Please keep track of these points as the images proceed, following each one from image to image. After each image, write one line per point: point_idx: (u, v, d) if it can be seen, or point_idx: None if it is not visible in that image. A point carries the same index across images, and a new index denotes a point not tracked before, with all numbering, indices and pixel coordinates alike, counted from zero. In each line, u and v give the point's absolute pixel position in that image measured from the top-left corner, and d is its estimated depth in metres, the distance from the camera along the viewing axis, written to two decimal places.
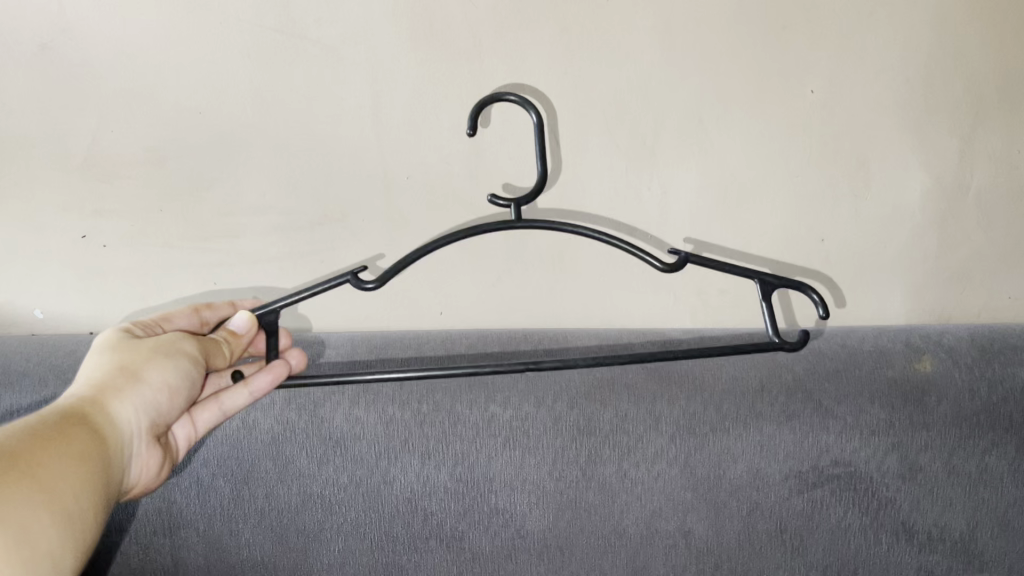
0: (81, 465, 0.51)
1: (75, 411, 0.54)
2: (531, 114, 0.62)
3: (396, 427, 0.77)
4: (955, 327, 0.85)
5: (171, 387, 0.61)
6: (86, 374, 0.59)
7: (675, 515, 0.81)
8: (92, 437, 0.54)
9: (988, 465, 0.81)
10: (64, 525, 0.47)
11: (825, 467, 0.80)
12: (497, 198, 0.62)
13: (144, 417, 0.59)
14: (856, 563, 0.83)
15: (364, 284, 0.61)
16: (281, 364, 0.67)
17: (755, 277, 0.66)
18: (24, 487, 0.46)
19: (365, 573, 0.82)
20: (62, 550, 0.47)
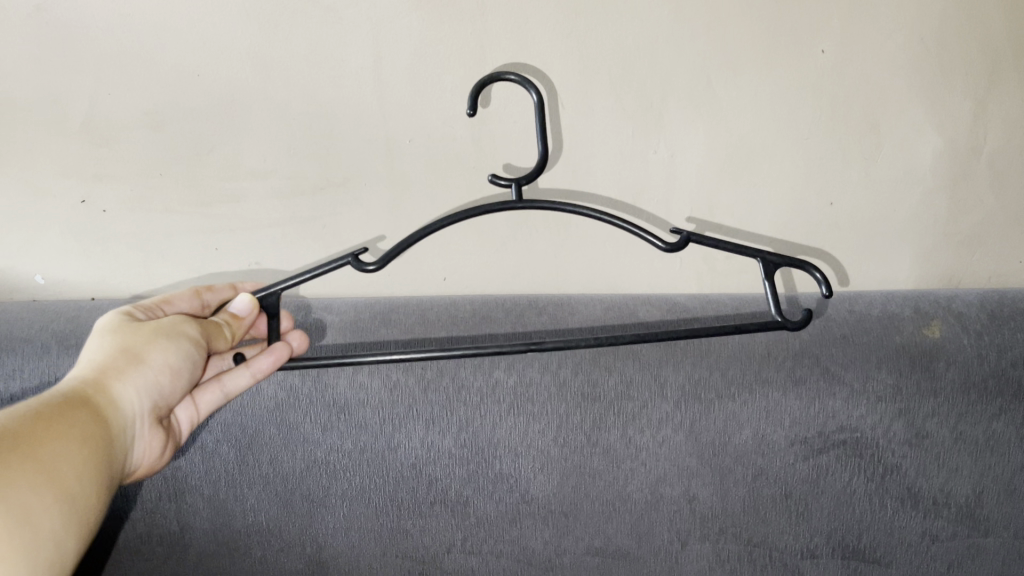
0: (84, 447, 0.52)
1: (76, 394, 0.55)
2: (531, 93, 0.61)
3: (401, 393, 0.77)
4: (964, 292, 0.84)
5: (173, 370, 0.61)
6: (87, 355, 0.59)
7: (680, 481, 0.81)
8: (94, 419, 0.54)
9: (995, 431, 0.81)
10: (65, 509, 0.48)
11: (830, 433, 0.80)
12: (497, 177, 0.61)
13: (146, 400, 0.60)
14: (861, 528, 0.83)
15: (365, 266, 0.60)
16: (281, 346, 0.67)
17: (757, 256, 0.65)
18: (27, 470, 0.47)
19: (371, 537, 0.82)
20: (62, 533, 0.48)
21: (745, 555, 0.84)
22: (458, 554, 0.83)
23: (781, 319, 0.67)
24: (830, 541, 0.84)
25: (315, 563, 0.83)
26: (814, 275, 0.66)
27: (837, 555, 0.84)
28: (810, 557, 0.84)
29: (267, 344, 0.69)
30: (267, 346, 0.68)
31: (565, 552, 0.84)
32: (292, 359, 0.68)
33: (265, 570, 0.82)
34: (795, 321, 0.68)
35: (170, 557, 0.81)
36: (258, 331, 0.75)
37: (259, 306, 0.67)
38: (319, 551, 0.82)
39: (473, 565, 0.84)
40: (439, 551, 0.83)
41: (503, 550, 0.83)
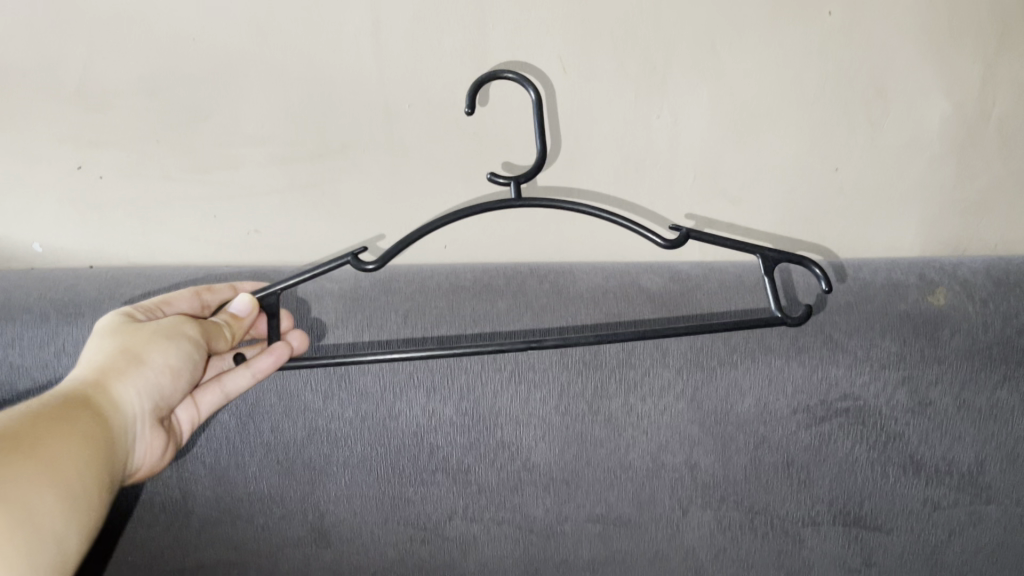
0: (83, 448, 0.54)
1: (78, 395, 0.58)
2: (529, 90, 0.61)
3: (401, 361, 0.77)
4: (970, 259, 0.83)
5: (174, 369, 0.65)
6: (87, 358, 0.62)
7: (682, 449, 0.81)
8: (94, 418, 0.57)
9: (998, 399, 0.80)
10: (67, 509, 0.50)
11: (833, 401, 0.80)
12: (497, 176, 0.62)
13: (147, 399, 0.63)
14: (862, 496, 0.83)
15: (365, 266, 0.63)
16: (281, 346, 0.70)
17: (756, 252, 0.67)
18: (30, 469, 0.49)
19: (372, 505, 0.82)
20: (65, 531, 0.49)
21: (746, 523, 0.84)
22: (460, 521, 0.83)
23: (781, 316, 0.68)
24: (832, 509, 0.84)
25: (316, 530, 0.83)
26: (813, 270, 0.67)
27: (838, 523, 0.84)
28: (812, 524, 0.84)
29: (267, 345, 0.71)
30: (266, 347, 0.70)
31: (567, 519, 0.84)
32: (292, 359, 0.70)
33: (268, 538, 0.82)
34: (797, 317, 0.70)
35: (173, 525, 0.81)
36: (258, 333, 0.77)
37: (258, 306, 0.71)
38: (321, 519, 0.82)
39: (475, 533, 0.84)
40: (441, 519, 0.83)
41: (504, 518, 0.83)
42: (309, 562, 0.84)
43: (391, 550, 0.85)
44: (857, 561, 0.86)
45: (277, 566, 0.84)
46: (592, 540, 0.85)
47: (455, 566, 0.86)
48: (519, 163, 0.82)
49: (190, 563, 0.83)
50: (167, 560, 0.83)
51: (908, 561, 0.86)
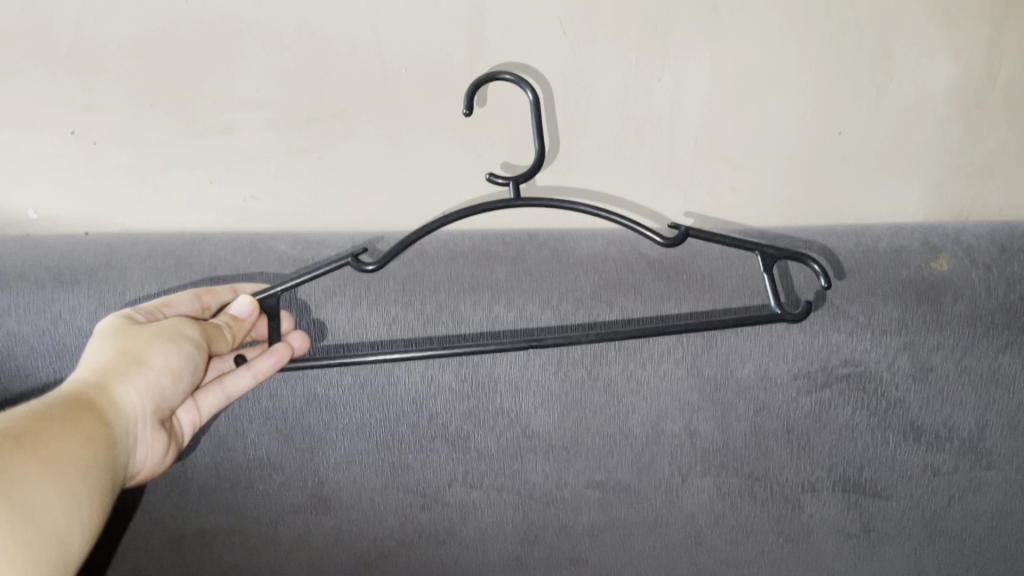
0: (87, 449, 0.55)
1: (80, 397, 0.58)
2: (528, 92, 0.61)
3: (399, 328, 0.77)
4: (974, 225, 0.82)
5: (174, 370, 0.64)
6: (89, 357, 0.62)
7: (682, 415, 0.81)
8: (98, 420, 0.58)
9: (1000, 365, 0.80)
10: (68, 509, 0.51)
11: (834, 367, 0.79)
12: (495, 176, 0.62)
13: (147, 401, 0.63)
14: (862, 462, 0.83)
15: (365, 267, 0.64)
16: (282, 348, 0.69)
17: (754, 250, 0.68)
18: (35, 470, 0.50)
19: (371, 472, 0.81)
20: (66, 532, 0.51)
21: (746, 489, 0.84)
22: (460, 488, 0.83)
23: (782, 313, 0.69)
24: (832, 475, 0.84)
25: (316, 497, 0.82)
26: (813, 267, 0.68)
27: (838, 489, 0.84)
28: (811, 491, 0.84)
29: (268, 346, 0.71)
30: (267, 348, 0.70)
31: (566, 486, 0.83)
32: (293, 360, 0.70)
33: (267, 505, 0.82)
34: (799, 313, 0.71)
35: (172, 491, 0.81)
36: (258, 335, 0.76)
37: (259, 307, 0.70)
38: (321, 486, 0.82)
39: (475, 500, 0.84)
40: (441, 486, 0.83)
41: (504, 484, 0.83)
42: (310, 529, 0.84)
43: (390, 517, 0.84)
44: (856, 526, 0.86)
45: (277, 532, 0.84)
46: (592, 507, 0.85)
47: (455, 533, 0.86)
48: (521, 137, 0.82)
49: (190, 529, 0.83)
50: (167, 526, 0.83)
51: (907, 527, 0.87)
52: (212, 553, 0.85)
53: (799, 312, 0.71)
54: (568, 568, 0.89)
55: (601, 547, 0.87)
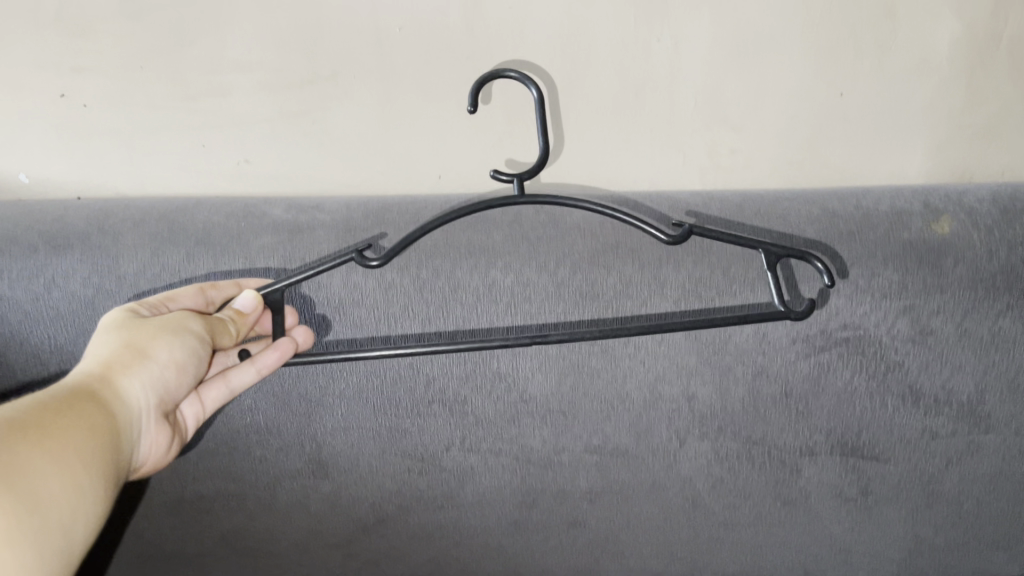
0: (91, 439, 0.55)
1: (84, 387, 0.57)
2: (531, 89, 0.61)
3: (396, 293, 0.76)
4: (976, 187, 0.81)
5: (178, 364, 0.63)
6: (94, 349, 0.61)
7: (679, 379, 0.80)
8: (102, 413, 0.57)
9: (1001, 328, 0.79)
10: (74, 498, 0.51)
11: (833, 330, 0.79)
12: (500, 174, 0.63)
13: (152, 394, 0.62)
14: (861, 426, 0.83)
15: (370, 262, 0.64)
16: (287, 342, 0.68)
17: (759, 247, 0.67)
18: (41, 457, 0.50)
19: (369, 437, 0.81)
20: (71, 521, 0.51)
21: (744, 453, 0.84)
22: (458, 453, 0.83)
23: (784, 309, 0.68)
24: (830, 439, 0.84)
25: (314, 463, 0.82)
26: (818, 265, 0.67)
27: (836, 452, 0.84)
28: (809, 454, 0.84)
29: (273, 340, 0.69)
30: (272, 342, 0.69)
31: (564, 450, 0.83)
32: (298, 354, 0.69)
33: (265, 470, 0.82)
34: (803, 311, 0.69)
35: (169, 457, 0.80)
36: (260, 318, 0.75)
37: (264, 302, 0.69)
38: (318, 451, 0.81)
39: (473, 464, 0.83)
40: (438, 450, 0.83)
41: (501, 449, 0.83)
42: (308, 494, 0.84)
43: (388, 482, 0.84)
44: (854, 490, 0.86)
45: (274, 497, 0.84)
46: (590, 471, 0.85)
47: (453, 498, 0.85)
48: (521, 123, 0.82)
49: (188, 495, 0.83)
50: (165, 493, 0.82)
51: (904, 490, 0.87)
52: (210, 519, 0.85)
53: (800, 310, 0.70)
54: (567, 533, 0.89)
55: (600, 511, 0.87)
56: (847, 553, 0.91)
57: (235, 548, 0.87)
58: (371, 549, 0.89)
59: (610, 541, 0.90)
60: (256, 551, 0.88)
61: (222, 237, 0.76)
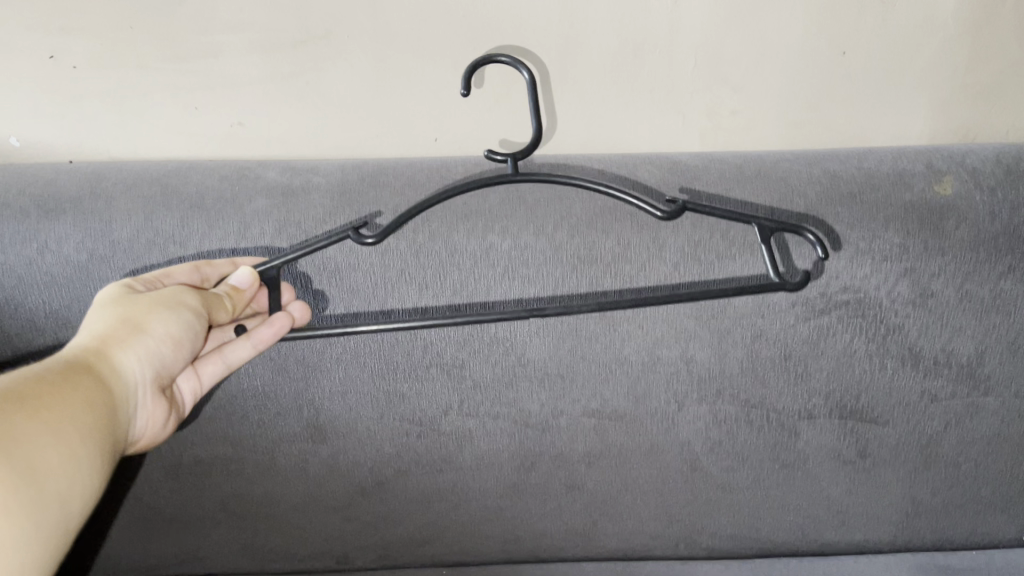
0: (88, 412, 0.54)
1: (79, 361, 0.57)
2: (523, 72, 0.62)
3: (392, 258, 0.76)
4: (980, 147, 0.80)
5: (174, 339, 0.63)
6: (90, 325, 0.61)
7: (678, 343, 0.80)
8: (99, 386, 0.57)
9: (1002, 290, 0.79)
10: (71, 471, 0.51)
11: (833, 294, 0.78)
12: (495, 154, 0.65)
13: (148, 368, 0.61)
14: (860, 389, 0.83)
15: (366, 240, 0.64)
16: (283, 319, 0.68)
17: (753, 221, 0.69)
18: (36, 430, 0.50)
19: (366, 402, 0.81)
20: (69, 493, 0.51)
21: (742, 416, 0.84)
22: (456, 417, 0.83)
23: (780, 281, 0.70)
24: (828, 402, 0.83)
25: (312, 427, 0.82)
26: (811, 237, 0.69)
27: (834, 415, 0.84)
28: (808, 417, 0.84)
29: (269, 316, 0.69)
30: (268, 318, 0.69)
31: (562, 414, 0.83)
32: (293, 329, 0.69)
33: (263, 434, 0.82)
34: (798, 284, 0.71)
35: None
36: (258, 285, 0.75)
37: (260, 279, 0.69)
38: (316, 415, 0.81)
39: (471, 428, 0.83)
40: (436, 414, 0.82)
41: (499, 413, 0.83)
42: (306, 458, 0.84)
43: (386, 446, 0.84)
44: (852, 452, 0.86)
45: (273, 461, 0.84)
46: (588, 434, 0.85)
47: (451, 461, 0.85)
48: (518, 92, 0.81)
49: (187, 459, 0.83)
50: (163, 457, 0.82)
51: (902, 453, 0.87)
52: (209, 483, 0.85)
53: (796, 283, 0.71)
54: (565, 496, 0.89)
55: (598, 474, 0.87)
56: (845, 516, 0.91)
57: (234, 513, 0.87)
58: (370, 514, 0.89)
59: (608, 504, 0.89)
60: (256, 516, 0.87)
61: (215, 200, 0.75)
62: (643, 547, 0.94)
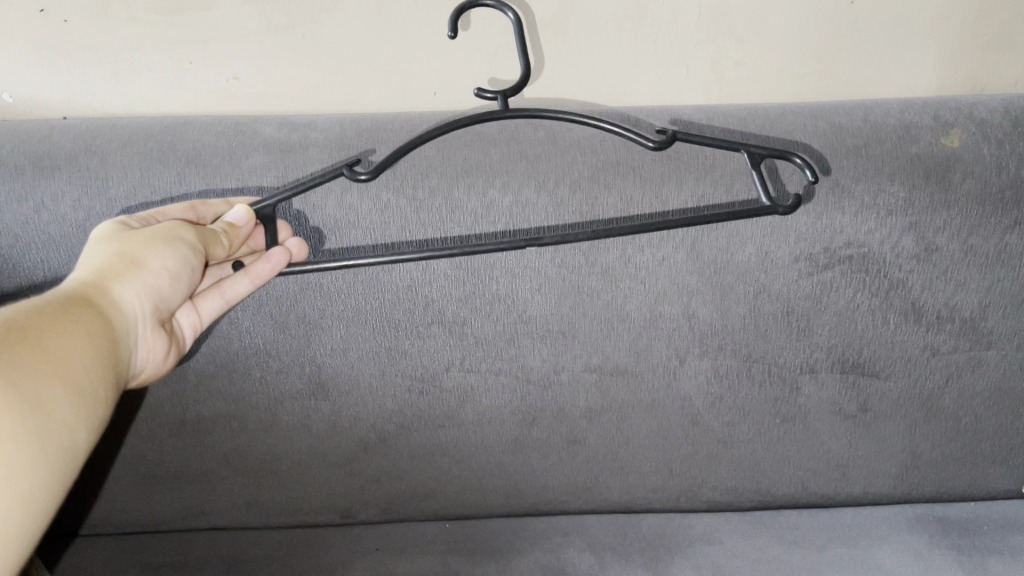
0: (89, 343, 0.54)
1: (78, 294, 0.56)
2: (508, 12, 0.60)
3: (392, 215, 0.75)
4: (988, 99, 0.79)
5: (172, 272, 0.62)
6: (86, 261, 0.60)
7: (680, 298, 0.80)
8: (99, 319, 0.56)
9: (1007, 245, 0.78)
10: (74, 401, 0.50)
11: (837, 248, 0.78)
12: (484, 91, 0.62)
13: (147, 302, 0.60)
14: (862, 344, 0.83)
15: (359, 176, 0.62)
16: (280, 254, 0.67)
17: (743, 149, 0.67)
18: (37, 360, 0.49)
19: (367, 359, 0.81)
20: (74, 422, 0.50)
21: (744, 371, 0.84)
22: (457, 373, 0.83)
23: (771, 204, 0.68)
24: (830, 356, 0.83)
25: (314, 384, 0.82)
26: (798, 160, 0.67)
27: (836, 370, 0.84)
28: (809, 371, 0.84)
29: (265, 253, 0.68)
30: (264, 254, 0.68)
31: (564, 370, 0.83)
32: (292, 264, 0.68)
33: (266, 392, 0.82)
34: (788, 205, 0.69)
35: (168, 379, 0.80)
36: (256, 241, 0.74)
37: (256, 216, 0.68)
38: (318, 372, 0.81)
39: (472, 384, 0.84)
40: (438, 371, 0.82)
41: (501, 368, 0.83)
42: (309, 414, 0.84)
43: (388, 402, 0.84)
44: (853, 406, 0.87)
45: (276, 418, 0.84)
46: (589, 390, 0.85)
47: (453, 417, 0.86)
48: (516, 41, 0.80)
49: (190, 416, 0.83)
50: (167, 414, 0.83)
51: (903, 406, 0.87)
52: (212, 440, 0.85)
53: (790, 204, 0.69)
54: (566, 451, 0.89)
55: (599, 429, 0.87)
56: (845, 469, 0.91)
57: (238, 469, 0.87)
58: (373, 469, 0.89)
59: (609, 459, 0.90)
60: (259, 472, 0.88)
61: (212, 157, 0.74)
62: (645, 502, 0.94)
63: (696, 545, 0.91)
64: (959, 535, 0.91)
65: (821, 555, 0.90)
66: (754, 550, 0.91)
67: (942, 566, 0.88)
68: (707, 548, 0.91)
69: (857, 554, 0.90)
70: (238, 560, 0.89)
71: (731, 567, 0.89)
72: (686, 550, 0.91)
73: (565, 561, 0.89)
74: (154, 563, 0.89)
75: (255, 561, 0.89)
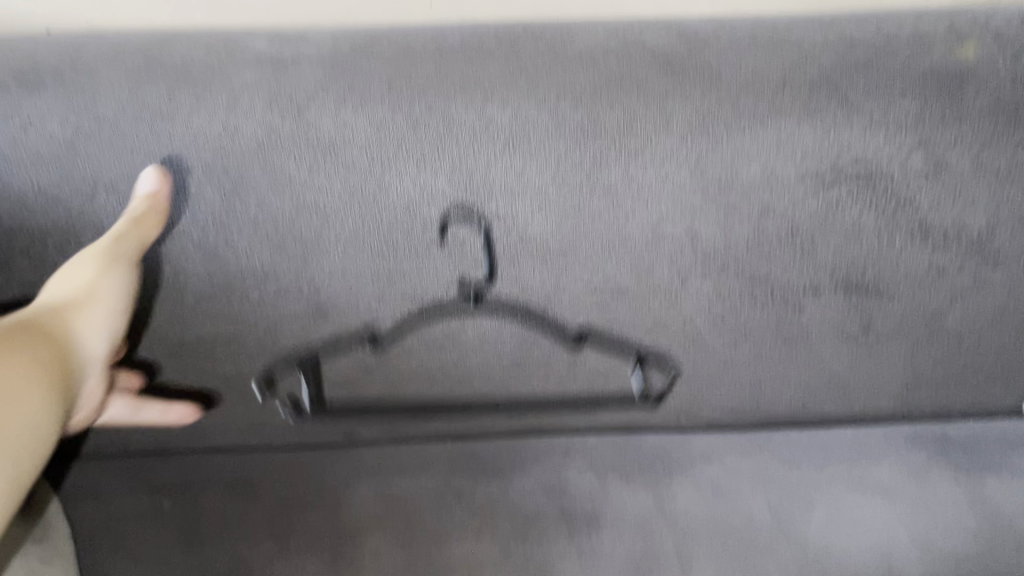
0: (38, 376, 0.60)
1: (37, 323, 0.64)
2: None
3: (388, 132, 0.73)
4: (1005, 9, 0.76)
5: (118, 307, 0.70)
6: (54, 288, 0.68)
7: (683, 218, 0.78)
8: (49, 343, 0.63)
9: (1019, 160, 0.77)
10: (22, 432, 0.57)
11: (843, 166, 0.76)
12: None
13: (102, 340, 0.69)
14: (867, 264, 0.82)
15: None
16: None
17: None
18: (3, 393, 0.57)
19: (367, 281, 0.80)
20: (18, 457, 0.57)
21: (746, 291, 0.83)
22: (458, 295, 0.82)
23: None
24: (834, 277, 0.82)
25: (313, 305, 0.82)
26: None
27: (839, 290, 0.83)
28: (812, 292, 0.83)
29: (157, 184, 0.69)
30: None
31: (565, 291, 0.82)
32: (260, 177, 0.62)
33: (265, 314, 0.82)
34: None
35: (166, 301, 0.80)
36: (253, 158, 0.73)
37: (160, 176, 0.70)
38: (317, 294, 0.81)
39: (473, 306, 0.83)
40: (438, 293, 0.82)
41: (502, 290, 0.82)
42: (308, 337, 0.84)
43: (388, 324, 0.83)
44: (856, 326, 0.86)
45: (275, 340, 0.83)
46: (590, 311, 0.84)
47: (454, 338, 0.85)
48: None
49: (189, 338, 0.83)
50: (165, 335, 0.82)
51: (906, 327, 0.86)
52: (213, 363, 0.85)
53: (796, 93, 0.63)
54: (567, 372, 0.89)
55: (600, 350, 0.87)
56: (845, 389, 0.91)
57: (239, 390, 0.87)
58: (374, 391, 0.88)
59: (610, 380, 0.90)
60: (259, 394, 0.87)
61: (202, 71, 0.72)
62: (645, 423, 0.94)
63: (696, 464, 0.92)
64: (958, 454, 0.92)
65: (820, 475, 0.90)
66: (754, 469, 0.91)
67: (938, 484, 0.89)
68: (707, 467, 0.92)
69: (856, 472, 0.91)
70: (241, 480, 0.89)
71: (730, 486, 0.90)
72: (687, 469, 0.91)
73: (566, 480, 0.90)
74: (155, 483, 0.88)
75: (258, 481, 0.89)
